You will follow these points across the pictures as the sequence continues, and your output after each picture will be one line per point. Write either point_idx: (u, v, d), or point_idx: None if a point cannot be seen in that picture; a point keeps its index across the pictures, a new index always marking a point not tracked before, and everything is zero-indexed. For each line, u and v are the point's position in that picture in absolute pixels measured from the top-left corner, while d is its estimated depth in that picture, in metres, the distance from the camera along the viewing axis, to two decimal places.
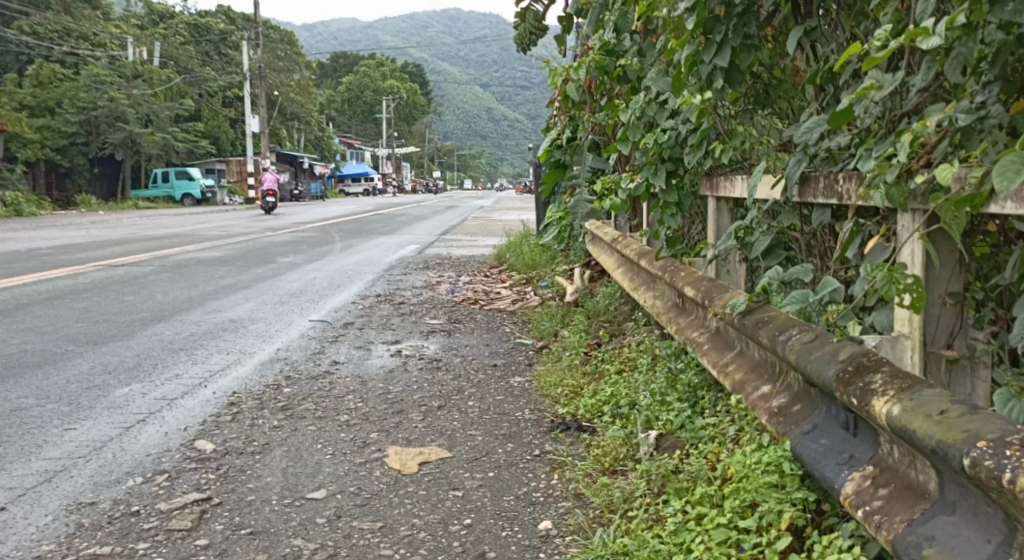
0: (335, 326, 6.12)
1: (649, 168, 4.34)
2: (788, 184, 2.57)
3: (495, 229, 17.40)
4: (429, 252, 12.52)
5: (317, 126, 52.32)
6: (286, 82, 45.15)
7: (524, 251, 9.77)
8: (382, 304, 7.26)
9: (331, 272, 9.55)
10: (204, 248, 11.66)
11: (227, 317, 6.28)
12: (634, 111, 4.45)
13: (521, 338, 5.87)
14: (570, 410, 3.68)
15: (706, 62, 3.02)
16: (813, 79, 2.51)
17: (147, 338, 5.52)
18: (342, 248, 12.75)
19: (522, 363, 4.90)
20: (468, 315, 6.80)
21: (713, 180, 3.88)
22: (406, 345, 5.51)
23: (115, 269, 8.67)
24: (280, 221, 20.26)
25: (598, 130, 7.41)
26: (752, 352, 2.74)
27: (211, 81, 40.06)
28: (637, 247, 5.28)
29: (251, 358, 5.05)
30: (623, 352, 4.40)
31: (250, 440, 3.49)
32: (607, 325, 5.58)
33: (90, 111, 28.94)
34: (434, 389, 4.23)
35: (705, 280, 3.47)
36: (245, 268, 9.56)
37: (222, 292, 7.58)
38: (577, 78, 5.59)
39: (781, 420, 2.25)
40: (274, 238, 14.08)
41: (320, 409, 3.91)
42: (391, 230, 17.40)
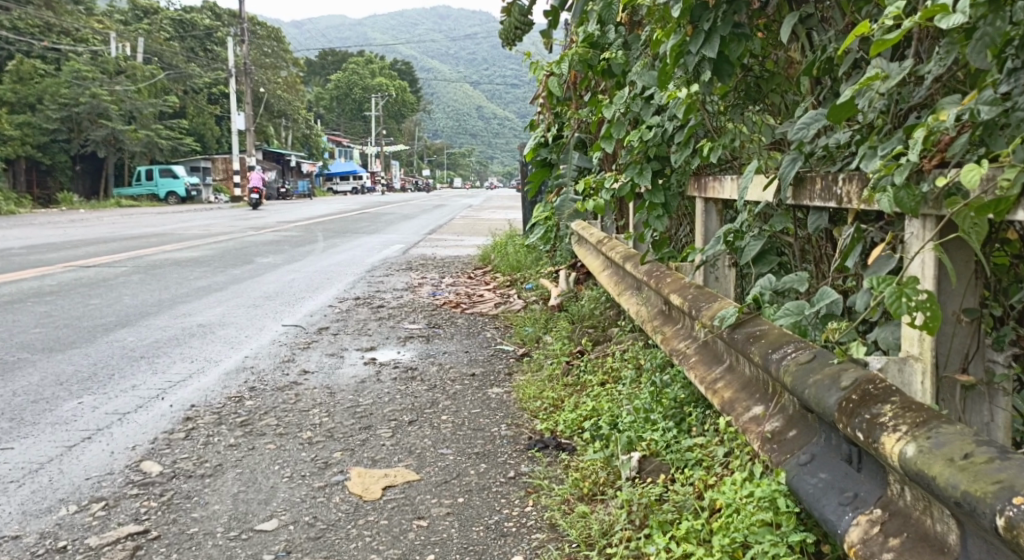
0: (310, 332, 5.87)
1: (634, 168, 4.12)
2: (782, 186, 2.36)
3: (483, 228, 17.17)
4: (414, 251, 12.28)
5: (305, 124, 51.98)
6: (274, 80, 44.78)
7: (509, 252, 9.53)
8: (360, 308, 7.02)
9: (311, 274, 9.31)
10: (183, 248, 11.38)
11: (196, 322, 6.02)
12: (619, 106, 4.23)
13: (502, 344, 5.64)
14: (548, 425, 3.46)
15: (692, 52, 2.79)
16: (809, 70, 2.28)
17: (108, 345, 5.25)
18: (325, 248, 12.48)
19: (501, 372, 4.68)
20: (448, 319, 6.56)
21: (701, 181, 3.66)
22: (381, 352, 5.26)
23: (86, 270, 8.39)
24: (265, 219, 20.00)
25: (584, 127, 7.18)
26: (743, 367, 2.53)
27: (198, 78, 39.65)
28: (623, 250, 5.06)
29: (216, 367, 4.79)
30: (606, 361, 4.18)
31: (200, 461, 3.25)
32: (592, 330, 5.36)
33: (73, 108, 28.55)
34: (406, 402, 3.99)
35: (692, 287, 3.26)
36: (223, 269, 9.29)
37: (195, 294, 7.32)
38: (560, 73, 5.35)
39: (775, 448, 2.03)
40: (257, 237, 13.80)
41: (281, 425, 3.66)
42: (378, 229, 17.15)
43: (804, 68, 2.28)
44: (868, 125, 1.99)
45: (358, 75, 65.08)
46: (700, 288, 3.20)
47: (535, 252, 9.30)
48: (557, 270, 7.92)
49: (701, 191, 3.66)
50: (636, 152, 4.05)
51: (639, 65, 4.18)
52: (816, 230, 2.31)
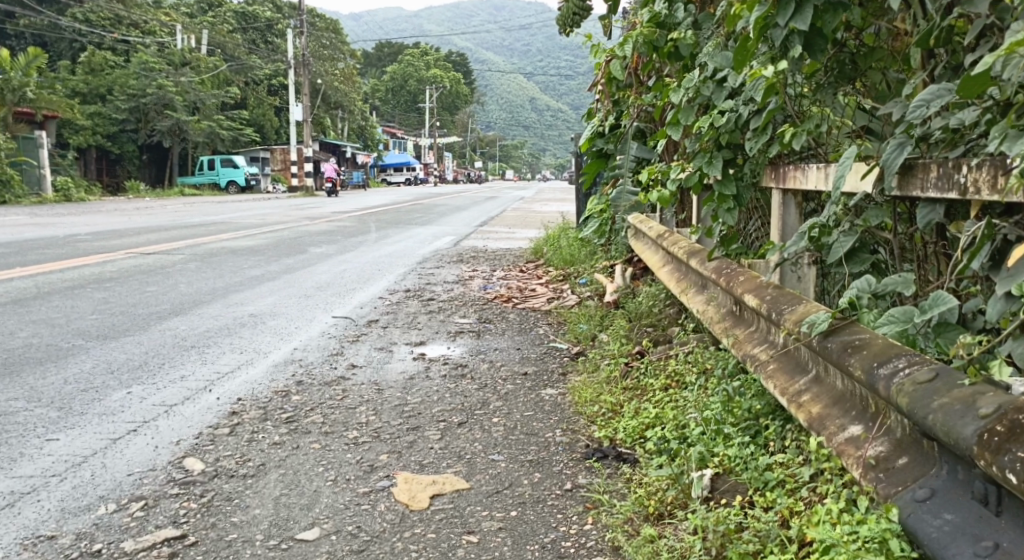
0: (360, 324, 5.67)
1: (702, 156, 3.84)
2: (885, 175, 2.14)
3: (535, 221, 16.93)
4: (466, 244, 12.08)
5: (360, 115, 52.23)
6: (332, 72, 44.95)
7: (562, 246, 9.26)
8: (410, 300, 6.82)
9: (362, 264, 9.14)
10: (239, 237, 11.29)
11: (248, 311, 5.85)
12: (686, 91, 3.94)
13: (555, 342, 5.39)
14: (606, 432, 3.21)
15: (781, 26, 2.53)
16: (925, 41, 2.08)
17: (161, 332, 4.98)
18: (377, 239, 12.34)
19: (555, 373, 4.42)
20: (500, 314, 6.33)
21: (778, 171, 3.39)
22: (432, 348, 5.04)
23: (144, 257, 8.30)
24: (318, 209, 19.99)
25: (645, 116, 6.92)
26: (835, 379, 2.24)
27: (258, 69, 39.94)
28: (685, 245, 4.80)
29: (264, 359, 4.47)
30: (667, 364, 3.91)
31: (243, 459, 2.95)
32: (650, 329, 5.09)
33: (140, 99, 28.87)
34: (456, 401, 3.76)
35: (770, 287, 2.97)
36: (276, 258, 9.16)
37: (247, 284, 7.18)
38: (622, 57, 5.06)
39: (882, 478, 1.76)
40: (309, 227, 13.71)
41: (327, 423, 3.34)
42: (430, 221, 17.01)
43: (918, 40, 2.09)
44: (1004, 101, 1.78)
45: (413, 67, 65.21)
46: (779, 288, 2.90)
47: (589, 246, 9.03)
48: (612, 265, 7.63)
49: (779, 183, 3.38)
50: (705, 139, 3.76)
51: (711, 48, 3.90)
52: (926, 226, 2.06)
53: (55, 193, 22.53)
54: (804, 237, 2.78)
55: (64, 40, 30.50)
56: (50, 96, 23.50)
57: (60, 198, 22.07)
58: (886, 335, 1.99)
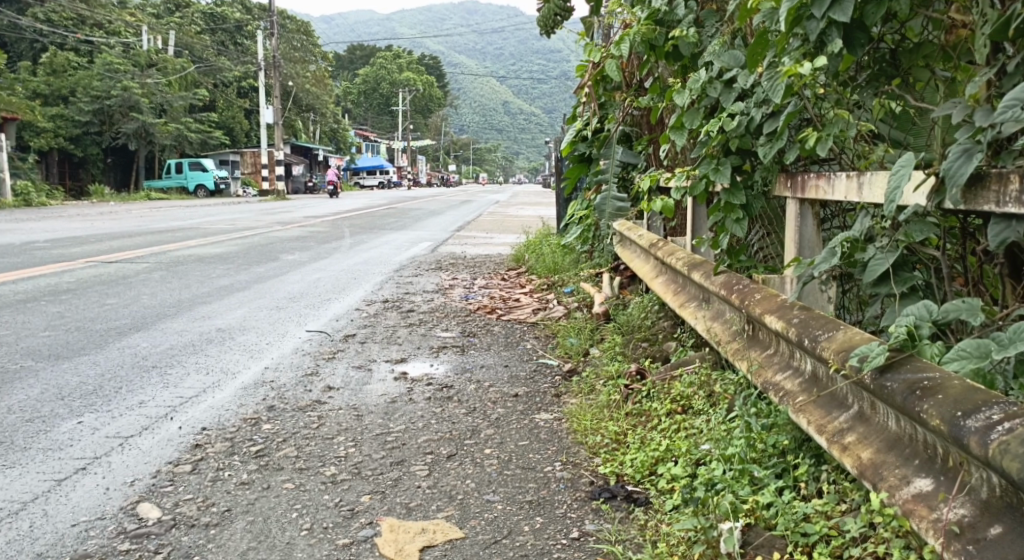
0: (335, 339, 5.33)
1: (707, 162, 3.55)
2: (947, 186, 1.89)
3: (514, 225, 16.59)
4: (443, 250, 11.73)
5: (333, 119, 51.72)
6: (304, 74, 44.35)
7: (544, 253, 8.96)
8: (388, 312, 6.49)
9: (337, 273, 8.77)
10: (207, 244, 10.86)
11: (215, 326, 5.49)
12: (691, 91, 3.63)
13: (545, 358, 5.08)
14: (612, 467, 2.91)
15: (817, 17, 2.26)
16: (1000, 33, 1.90)
17: (119, 351, 4.60)
18: (351, 245, 11.99)
19: (548, 394, 4.11)
20: (484, 327, 6.01)
21: (794, 180, 3.12)
22: (413, 366, 4.71)
23: (104, 267, 7.87)
24: (290, 214, 19.53)
25: (631, 120, 6.75)
26: (886, 419, 1.97)
27: (227, 71, 39.31)
28: (683, 256, 4.54)
29: (231, 381, 4.12)
30: (671, 385, 3.63)
31: (206, 504, 2.61)
32: (646, 345, 4.81)
33: (104, 100, 28.26)
34: (443, 429, 3.44)
35: (795, 307, 2.70)
36: (245, 267, 8.78)
37: (215, 295, 6.81)
38: (617, 56, 4.75)
39: (975, 554, 1.49)
40: (281, 233, 13.31)
41: (301, 457, 3.00)
42: (407, 226, 16.64)
43: (994, 31, 1.90)
44: None
45: (386, 70, 64.70)
46: (806, 309, 2.63)
47: (573, 253, 8.72)
48: (598, 274, 7.34)
49: (795, 193, 3.12)
50: (712, 144, 3.46)
51: (718, 45, 3.60)
52: (999, 244, 1.85)
53: (15, 198, 21.89)
54: (834, 253, 2.51)
55: (25, 41, 29.79)
56: (9, 97, 22.86)
57: (19, 203, 21.44)
58: (959, 374, 1.73)
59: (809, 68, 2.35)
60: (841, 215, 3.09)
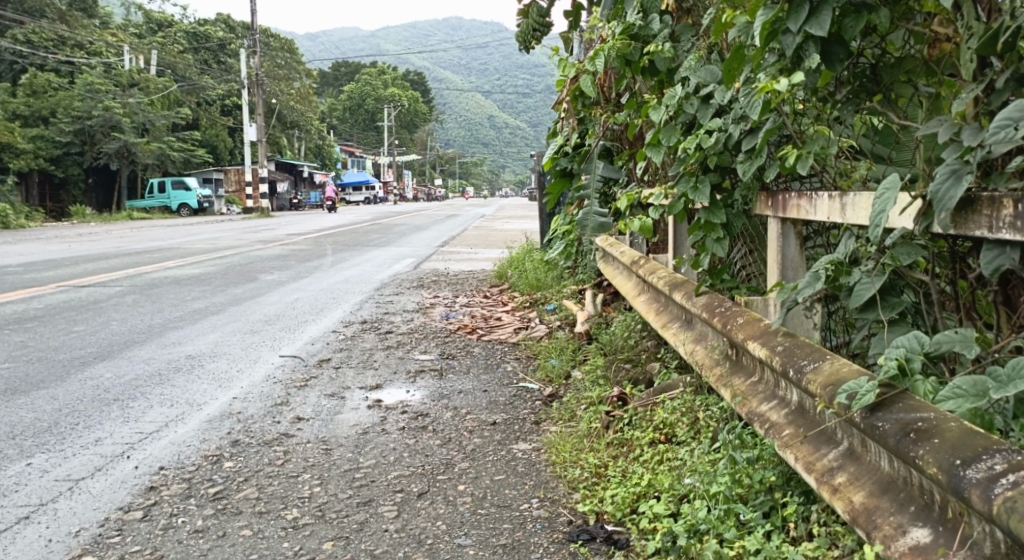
0: (309, 365, 5.17)
1: (686, 180, 3.42)
2: (934, 210, 1.78)
3: (498, 240, 16.44)
4: (426, 266, 11.58)
5: (317, 135, 51.59)
6: (287, 91, 44.18)
7: (527, 270, 8.81)
8: (366, 334, 6.33)
9: (316, 293, 8.61)
10: (184, 265, 10.67)
11: (184, 352, 5.33)
12: (667, 108, 3.51)
13: (526, 381, 4.95)
14: (592, 504, 2.78)
15: (792, 32, 2.14)
16: (985, 49, 1.78)
17: (80, 383, 4.44)
18: (332, 263, 11.82)
19: (527, 421, 3.97)
20: (463, 348, 5.87)
21: (775, 199, 3.02)
22: (388, 393, 4.55)
23: (74, 291, 7.68)
24: (274, 231, 19.34)
25: (611, 135, 6.67)
26: (878, 458, 1.85)
27: (209, 89, 39.11)
28: (665, 275, 4.42)
29: (196, 413, 3.95)
30: (654, 412, 3.51)
31: (155, 557, 2.47)
32: (629, 366, 4.68)
33: (85, 121, 28.04)
34: (415, 463, 3.29)
35: (778, 333, 2.57)
36: (222, 288, 8.61)
37: (188, 319, 6.64)
38: (592, 72, 4.62)
39: None
40: (263, 252, 13.12)
41: (262, 500, 2.86)
42: (390, 242, 16.48)
43: (980, 46, 1.78)
44: None
45: (370, 85, 64.60)
46: (789, 335, 2.51)
47: (556, 269, 8.58)
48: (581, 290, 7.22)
49: (777, 212, 3.01)
50: (690, 161, 3.34)
51: (694, 60, 3.49)
52: (993, 272, 1.74)
53: None
54: (818, 277, 2.40)
55: (4, 62, 29.53)
56: None
57: None
58: (956, 413, 1.59)
59: (786, 85, 2.21)
60: (824, 234, 2.97)
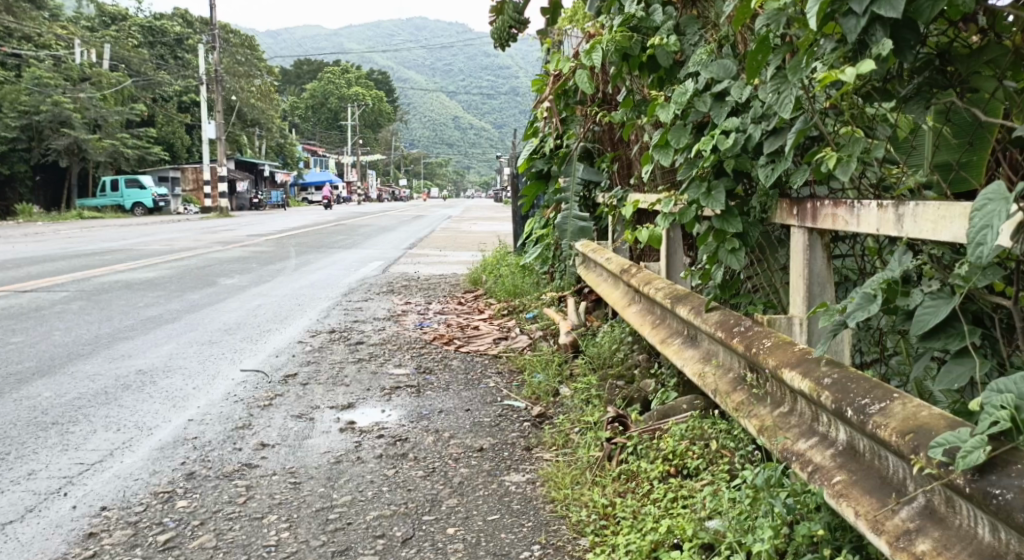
0: (273, 381, 4.77)
1: (696, 185, 3.10)
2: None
3: (468, 242, 16.04)
4: (395, 270, 11.17)
5: (277, 133, 50.84)
6: (248, 88, 43.36)
7: (503, 275, 8.45)
8: (335, 345, 5.93)
9: (280, 298, 8.19)
10: (137, 267, 10.17)
11: (135, 366, 4.90)
12: (675, 105, 3.18)
13: (511, 398, 4.61)
14: (604, 553, 2.49)
15: (857, 14, 1.85)
16: None
17: (16, 404, 4.01)
18: (295, 266, 11.35)
19: (517, 448, 3.63)
20: (441, 361, 5.51)
21: (801, 207, 2.70)
22: (362, 413, 4.18)
23: (15, 297, 7.18)
24: (233, 232, 18.78)
25: (592, 137, 6.41)
26: (973, 524, 1.56)
27: (165, 84, 38.27)
28: (663, 286, 4.13)
29: (146, 439, 3.55)
30: (660, 438, 3.21)
31: None
32: (622, 385, 4.37)
33: (32, 115, 27.19)
34: (397, 500, 2.92)
35: (820, 360, 2.24)
36: (177, 293, 8.14)
37: (140, 328, 6.19)
38: (587, 67, 4.25)
39: None
40: (220, 253, 12.63)
41: (220, 549, 2.49)
42: (353, 244, 15.98)
43: None
44: None
45: (333, 83, 63.73)
46: (832, 363, 2.20)
47: (533, 274, 8.23)
48: (562, 298, 6.90)
49: (803, 220, 2.69)
50: (704, 164, 3.01)
51: (704, 54, 3.17)
52: None
53: None
54: (871, 297, 2.08)
55: None
56: None
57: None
58: None
59: (850, 75, 1.91)
60: (856, 245, 2.68)
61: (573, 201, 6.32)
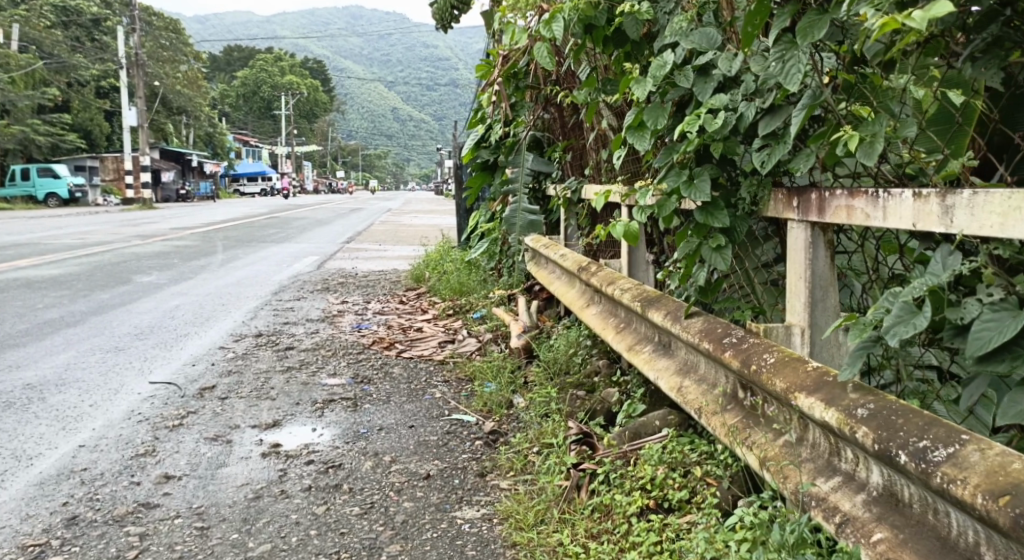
0: (187, 395, 4.38)
1: (676, 173, 2.71)
2: None
3: (409, 236, 15.45)
4: (332, 266, 10.60)
5: (207, 123, 49.47)
6: (176, 76, 41.96)
7: (447, 272, 7.96)
8: (261, 351, 5.42)
9: (202, 298, 7.63)
10: (45, 264, 9.48)
11: (24, 381, 4.62)
12: (650, 80, 2.76)
13: (458, 411, 4.17)
14: None
15: None
16: None
17: None
18: (222, 262, 10.72)
19: (468, 474, 3.21)
20: (381, 367, 5.05)
21: (804, 198, 2.27)
22: (289, 433, 3.79)
23: None
24: (159, 225, 17.95)
25: (541, 123, 6.15)
26: None
27: (84, 71, 36.89)
28: (628, 285, 3.74)
29: (20, 488, 3.19)
30: (635, 464, 2.81)
31: None
32: (582, 396, 3.96)
33: None
34: (327, 549, 2.58)
35: (847, 386, 1.82)
36: (87, 293, 7.52)
37: (37, 334, 5.76)
38: (548, 39, 3.80)
39: None
40: (140, 249, 11.94)
41: None
42: (286, 238, 15.28)
43: None
44: None
45: (265, 72, 62.14)
46: (858, 387, 1.81)
47: (480, 270, 7.78)
48: (512, 296, 6.48)
49: (806, 214, 2.26)
50: (686, 149, 2.61)
51: (683, 21, 2.75)
52: None
53: None
54: (911, 306, 1.68)
55: None
56: None
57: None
58: None
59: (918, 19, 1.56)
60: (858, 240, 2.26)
61: (521, 192, 6.00)
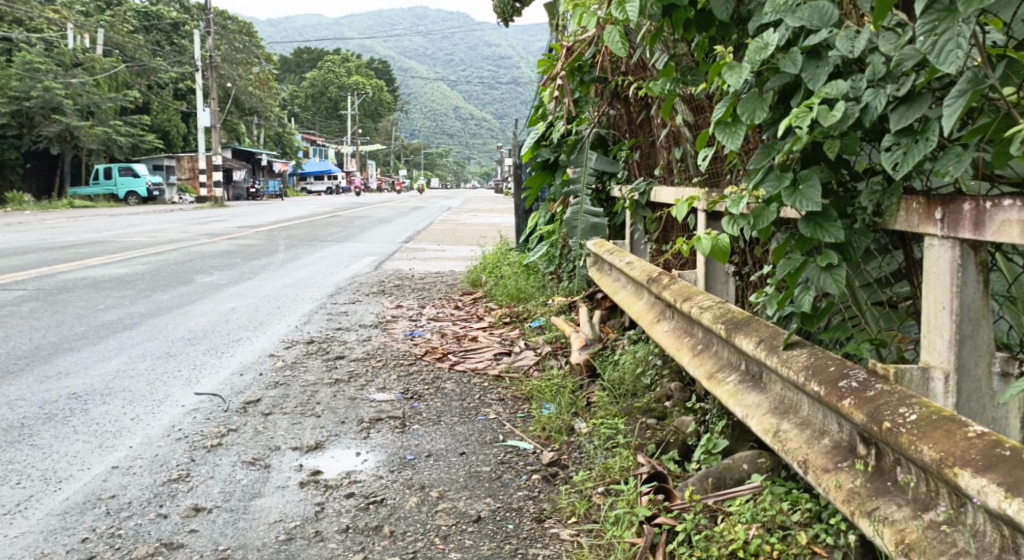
0: (229, 410, 4.05)
1: (775, 178, 2.25)
2: None
3: (469, 235, 15.11)
4: (390, 267, 10.29)
5: (275, 122, 50.04)
6: (247, 75, 42.50)
7: (505, 276, 7.57)
8: (311, 360, 5.08)
9: (257, 299, 7.36)
10: (108, 262, 9.35)
11: (66, 390, 4.35)
12: (746, 65, 2.30)
13: (514, 435, 3.76)
14: None
15: None
16: None
17: None
18: (282, 262, 10.50)
19: (526, 517, 2.80)
20: (434, 381, 4.67)
21: (951, 209, 1.80)
22: (331, 458, 3.43)
23: None
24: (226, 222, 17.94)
25: (608, 120, 5.74)
26: None
27: (162, 72, 37.61)
28: (708, 302, 3.29)
29: (39, 518, 2.88)
30: (724, 519, 2.37)
31: None
32: (654, 424, 3.52)
33: (23, 102, 26.71)
34: None
35: None
36: (146, 293, 7.32)
37: (89, 337, 5.52)
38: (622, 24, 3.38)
39: None
40: (203, 246, 11.82)
41: None
42: (348, 236, 15.09)
43: None
44: None
45: (332, 71, 62.55)
46: None
47: (538, 274, 7.35)
48: (574, 304, 6.06)
49: (954, 228, 1.80)
50: (790, 150, 2.15)
51: None
52: None
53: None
54: None
55: None
56: None
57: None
58: None
59: None
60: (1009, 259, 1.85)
61: (583, 194, 5.57)
